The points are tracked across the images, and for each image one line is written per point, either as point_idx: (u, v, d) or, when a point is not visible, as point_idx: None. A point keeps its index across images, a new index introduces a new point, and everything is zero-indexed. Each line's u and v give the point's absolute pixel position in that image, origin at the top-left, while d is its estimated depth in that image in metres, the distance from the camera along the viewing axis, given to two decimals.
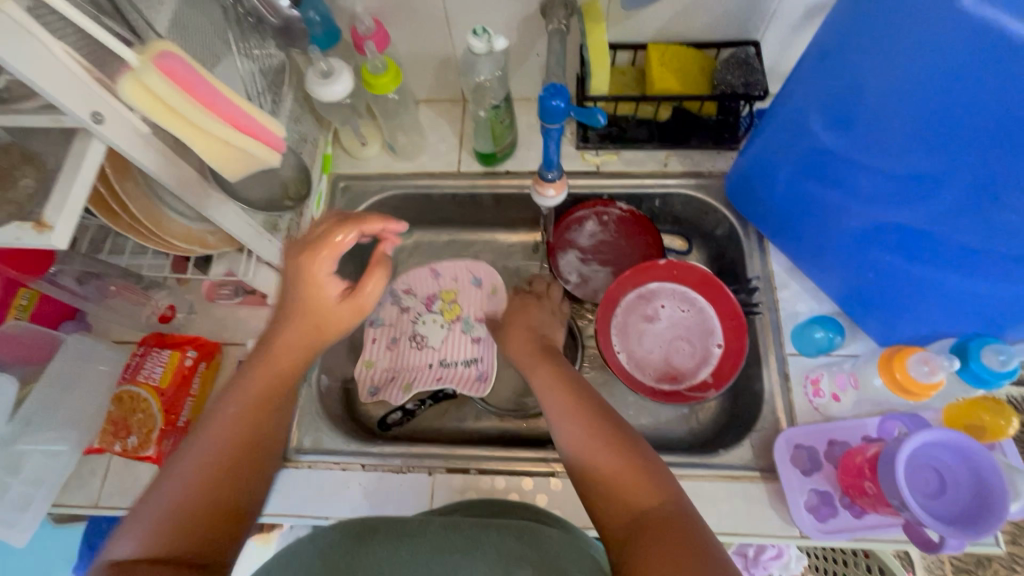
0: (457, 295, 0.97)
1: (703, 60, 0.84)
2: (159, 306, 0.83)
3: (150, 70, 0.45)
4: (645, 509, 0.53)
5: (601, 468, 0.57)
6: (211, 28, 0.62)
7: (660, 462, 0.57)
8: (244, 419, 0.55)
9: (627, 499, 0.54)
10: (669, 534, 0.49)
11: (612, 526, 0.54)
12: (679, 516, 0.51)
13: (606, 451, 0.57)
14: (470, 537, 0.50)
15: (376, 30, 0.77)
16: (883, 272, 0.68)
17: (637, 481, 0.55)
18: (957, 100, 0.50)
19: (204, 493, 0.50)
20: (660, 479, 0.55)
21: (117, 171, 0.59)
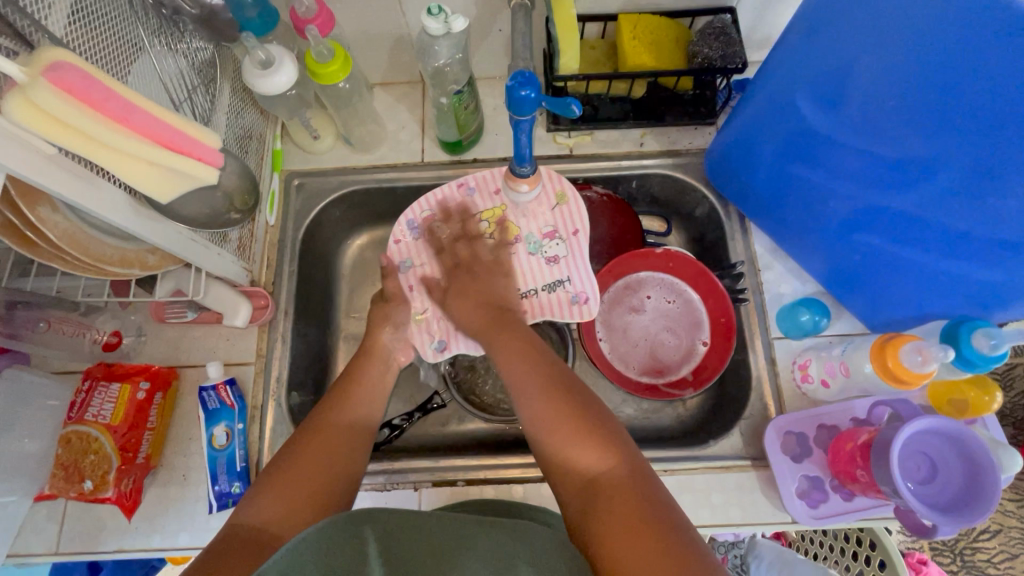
0: (505, 210, 0.78)
1: (677, 31, 0.78)
2: (102, 333, 0.75)
3: (42, 87, 0.38)
4: (597, 476, 0.52)
5: (556, 436, 0.56)
6: (121, 20, 0.54)
7: (618, 429, 0.55)
8: (342, 443, 0.61)
9: (580, 462, 0.54)
10: (627, 500, 0.49)
11: (569, 493, 0.53)
12: (638, 481, 0.51)
13: (559, 419, 0.56)
14: (471, 530, 0.48)
15: (318, 11, 0.68)
16: (871, 255, 0.66)
17: (590, 449, 0.54)
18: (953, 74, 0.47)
19: (307, 495, 0.56)
20: (611, 440, 0.54)
21: (26, 197, 0.51)
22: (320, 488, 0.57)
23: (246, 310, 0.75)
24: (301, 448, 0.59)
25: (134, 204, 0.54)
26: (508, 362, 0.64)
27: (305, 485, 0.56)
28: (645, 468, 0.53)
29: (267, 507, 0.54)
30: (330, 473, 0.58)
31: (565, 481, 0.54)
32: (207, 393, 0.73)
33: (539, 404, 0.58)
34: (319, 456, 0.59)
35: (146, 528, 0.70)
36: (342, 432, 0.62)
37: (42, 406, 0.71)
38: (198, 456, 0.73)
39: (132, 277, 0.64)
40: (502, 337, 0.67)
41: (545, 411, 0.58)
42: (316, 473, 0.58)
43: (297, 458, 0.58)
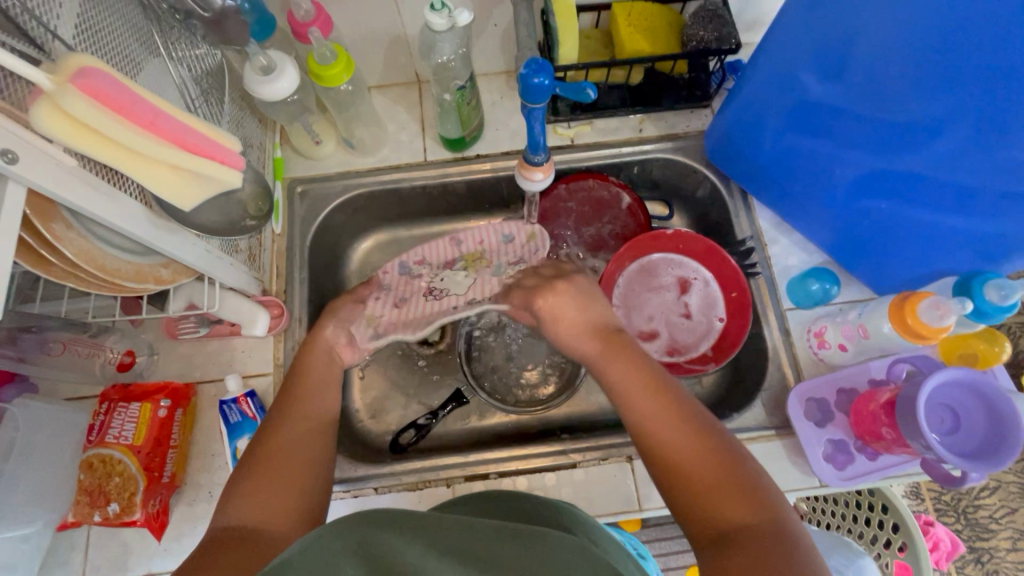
0: (485, 251, 0.85)
1: (670, 16, 0.80)
2: (115, 353, 0.73)
3: (71, 94, 0.37)
4: (742, 530, 0.47)
5: (692, 483, 0.51)
6: (128, 29, 0.53)
7: (771, 487, 0.50)
8: (313, 433, 0.62)
9: (722, 515, 0.48)
10: (772, 560, 0.43)
11: (704, 539, 0.48)
12: (788, 543, 0.45)
13: (696, 461, 0.51)
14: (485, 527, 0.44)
15: (318, 14, 0.68)
16: (876, 220, 0.69)
17: (738, 497, 0.49)
18: (953, 38, 0.49)
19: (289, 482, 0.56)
20: (762, 498, 0.49)
21: (43, 212, 0.49)
22: (296, 475, 0.57)
23: (263, 319, 0.74)
24: (263, 453, 0.58)
25: (150, 213, 0.53)
26: (634, 383, 0.59)
27: (280, 480, 0.56)
28: (796, 532, 0.46)
29: (247, 508, 0.53)
30: (296, 472, 0.57)
31: (698, 528, 0.49)
32: (228, 406, 0.72)
33: (679, 441, 0.53)
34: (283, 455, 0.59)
35: (174, 550, 0.69)
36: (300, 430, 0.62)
37: (57, 433, 0.69)
38: (223, 471, 0.72)
39: (147, 292, 0.62)
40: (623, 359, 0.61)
41: (684, 446, 0.53)
42: (284, 471, 0.57)
43: (262, 461, 0.57)
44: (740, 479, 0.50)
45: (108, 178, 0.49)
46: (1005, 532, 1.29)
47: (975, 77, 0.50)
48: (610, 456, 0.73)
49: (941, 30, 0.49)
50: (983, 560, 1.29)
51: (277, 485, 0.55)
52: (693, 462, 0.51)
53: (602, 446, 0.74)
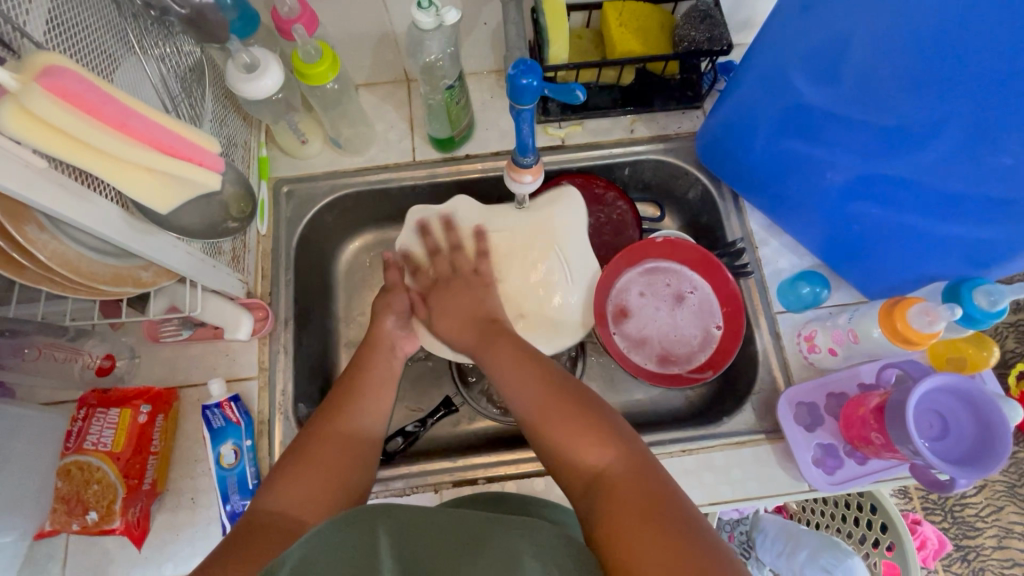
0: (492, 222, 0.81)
1: (662, 16, 0.79)
2: (94, 358, 0.72)
3: (36, 92, 0.36)
4: (606, 473, 0.51)
5: (553, 432, 0.56)
6: (103, 25, 0.51)
7: (623, 426, 0.55)
8: (359, 440, 0.62)
9: (583, 459, 0.53)
10: (634, 488, 0.48)
11: (577, 488, 0.53)
12: (643, 471, 0.50)
13: (560, 420, 0.56)
14: (479, 526, 0.45)
15: (302, 10, 0.66)
16: (866, 224, 0.68)
17: (601, 444, 0.53)
18: (959, 41, 0.48)
19: (329, 482, 0.57)
20: (612, 432, 0.54)
21: (13, 214, 0.47)
22: (338, 479, 0.57)
23: (248, 322, 0.72)
24: (303, 456, 0.58)
25: (127, 217, 0.51)
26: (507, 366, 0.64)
27: (320, 480, 0.56)
28: (649, 459, 0.52)
29: (283, 499, 0.54)
30: (337, 475, 0.58)
31: (573, 484, 0.53)
32: (211, 411, 0.70)
33: (540, 404, 0.58)
34: (330, 459, 0.59)
35: (157, 558, 0.67)
36: (348, 436, 0.62)
37: (36, 439, 0.67)
38: (206, 478, 0.70)
39: (126, 296, 0.60)
40: (498, 345, 0.68)
41: (539, 404, 0.59)
42: (326, 470, 0.57)
43: (305, 462, 0.58)
44: (593, 420, 0.55)
45: (83, 180, 0.47)
46: (990, 530, 1.30)
47: (971, 83, 0.50)
48: None
49: (934, 38, 0.49)
50: (969, 557, 1.30)
51: (314, 485, 0.56)
52: (557, 429, 0.56)
53: None
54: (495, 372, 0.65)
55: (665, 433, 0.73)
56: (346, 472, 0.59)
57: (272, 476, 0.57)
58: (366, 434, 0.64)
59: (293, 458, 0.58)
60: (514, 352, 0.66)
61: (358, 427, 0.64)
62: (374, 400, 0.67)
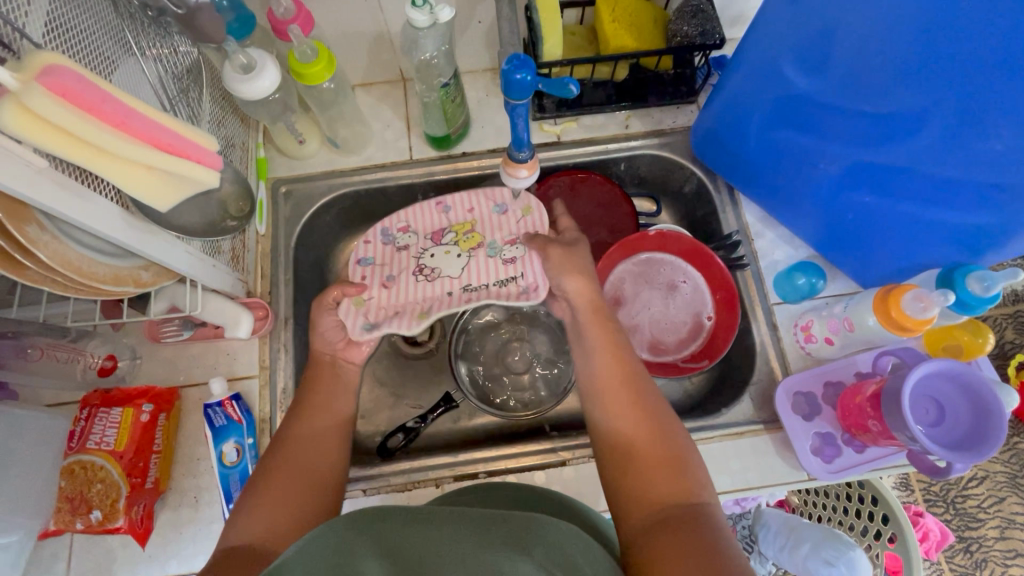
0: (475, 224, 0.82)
1: (655, 11, 0.80)
2: (96, 358, 0.73)
3: (36, 91, 0.37)
4: (669, 505, 0.51)
5: (632, 454, 0.56)
6: (100, 26, 0.51)
7: (698, 465, 0.55)
8: (330, 433, 0.65)
9: (652, 491, 0.53)
10: (689, 537, 0.48)
11: (633, 512, 0.53)
12: (704, 523, 0.49)
13: (640, 441, 0.56)
14: (482, 521, 0.45)
15: (298, 11, 0.67)
16: (859, 213, 0.69)
17: (674, 477, 0.53)
18: (954, 31, 0.48)
19: (306, 481, 0.59)
20: (689, 477, 0.53)
21: (16, 216, 0.47)
22: (314, 478, 0.60)
23: (247, 321, 0.73)
24: (280, 460, 0.61)
25: (127, 216, 0.52)
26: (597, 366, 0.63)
27: (298, 483, 0.59)
28: (714, 514, 0.51)
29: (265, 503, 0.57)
30: (314, 473, 0.61)
31: (629, 503, 0.54)
32: (213, 410, 0.71)
33: (623, 421, 0.58)
34: (300, 460, 0.61)
35: (161, 556, 0.68)
36: (310, 438, 0.64)
37: (38, 441, 0.67)
38: (209, 476, 0.71)
39: (127, 295, 0.61)
40: (595, 333, 0.66)
41: (624, 420, 0.58)
42: (302, 468, 0.60)
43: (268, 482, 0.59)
44: (676, 458, 0.54)
45: (83, 180, 0.47)
46: (993, 520, 1.30)
47: (954, 76, 0.50)
48: None
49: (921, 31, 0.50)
50: (971, 549, 1.30)
51: (295, 486, 0.59)
52: (637, 443, 0.56)
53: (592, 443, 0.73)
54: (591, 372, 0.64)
55: None
56: (322, 468, 0.61)
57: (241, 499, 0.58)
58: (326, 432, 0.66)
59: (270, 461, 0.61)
60: (613, 356, 0.64)
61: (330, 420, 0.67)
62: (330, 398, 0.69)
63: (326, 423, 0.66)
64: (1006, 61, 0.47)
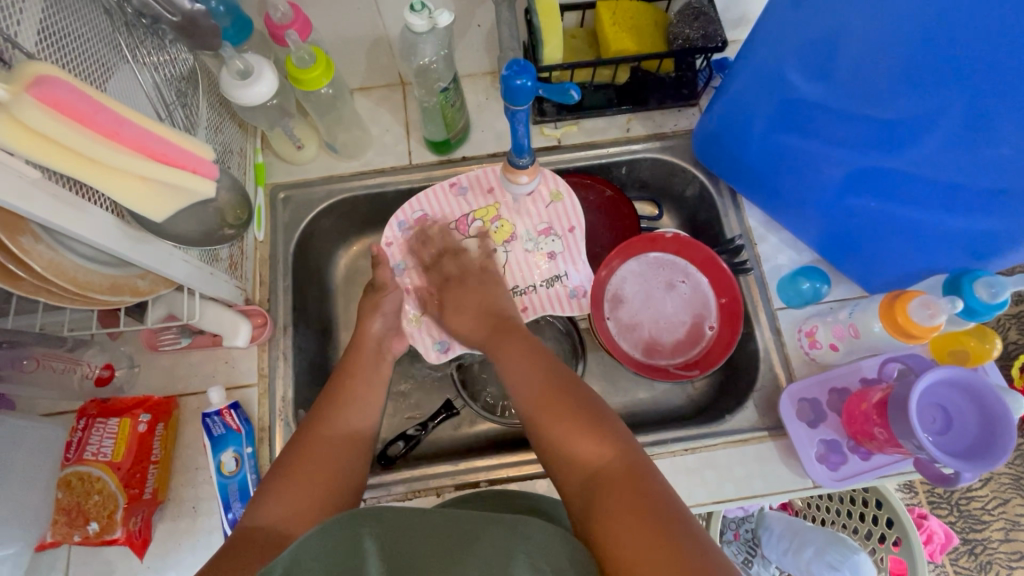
0: (499, 210, 0.84)
1: (656, 14, 0.79)
2: (93, 367, 0.71)
3: (27, 102, 0.36)
4: (598, 470, 0.52)
5: (552, 430, 0.56)
6: (95, 35, 0.51)
7: (616, 422, 0.56)
8: (354, 444, 0.63)
9: (580, 458, 0.53)
10: (629, 486, 0.49)
11: (570, 484, 0.54)
12: (639, 471, 0.51)
13: (555, 417, 0.56)
14: (475, 526, 0.45)
15: (295, 16, 0.66)
16: (864, 219, 0.68)
17: (594, 440, 0.54)
18: (958, 34, 0.47)
19: (324, 491, 0.57)
20: (611, 432, 0.54)
21: (10, 225, 0.47)
22: (331, 488, 0.58)
23: (246, 330, 0.72)
24: (297, 465, 0.58)
25: (123, 226, 0.51)
26: (511, 360, 0.64)
27: (312, 490, 0.57)
28: (645, 460, 0.53)
29: (279, 506, 0.55)
30: (333, 482, 0.58)
31: (568, 480, 0.54)
32: (211, 419, 0.70)
33: (536, 404, 0.58)
34: (319, 466, 0.59)
35: (159, 567, 0.67)
36: (334, 444, 0.61)
37: (35, 452, 0.66)
38: (208, 486, 0.70)
39: (123, 305, 0.60)
40: (503, 340, 0.68)
41: (538, 400, 0.59)
42: (320, 476, 0.58)
43: (290, 479, 0.57)
44: (593, 420, 0.55)
45: (77, 190, 0.47)
46: (997, 522, 1.29)
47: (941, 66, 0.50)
48: None
49: (924, 35, 0.49)
50: (976, 551, 1.29)
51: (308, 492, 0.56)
52: (550, 422, 0.57)
53: None
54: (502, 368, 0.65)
55: (667, 432, 0.73)
56: (340, 476, 0.59)
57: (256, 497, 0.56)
58: (352, 435, 0.63)
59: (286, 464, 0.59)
60: (519, 350, 0.65)
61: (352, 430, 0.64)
62: (357, 404, 0.67)
63: (348, 434, 0.63)
64: (938, 19, 0.48)
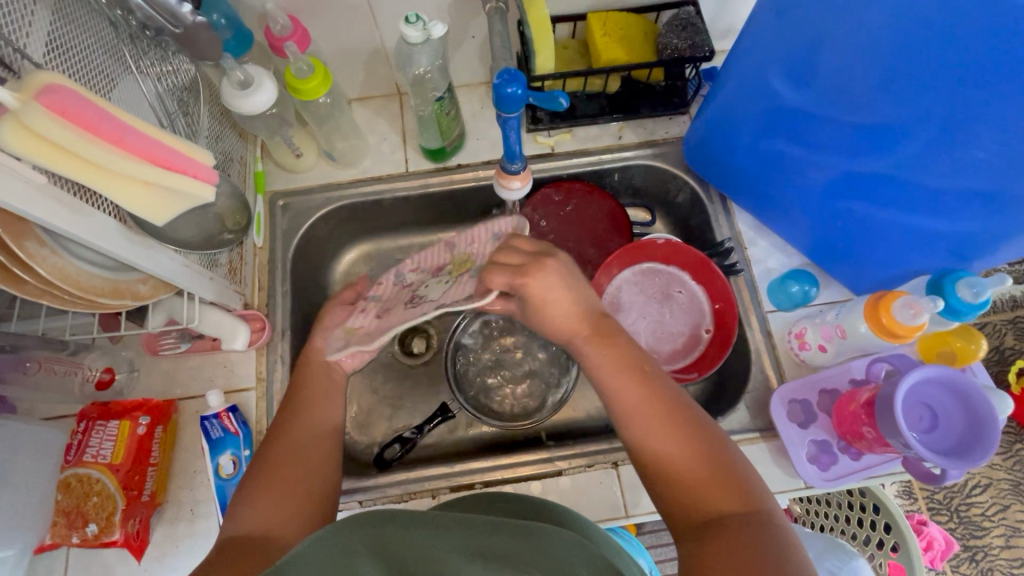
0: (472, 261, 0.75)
1: (646, 25, 0.81)
2: (94, 371, 0.73)
3: (35, 110, 0.38)
4: (721, 517, 0.49)
5: (671, 466, 0.53)
6: (100, 46, 0.53)
7: (749, 473, 0.52)
8: (324, 438, 0.64)
9: (703, 504, 0.51)
10: (753, 542, 0.46)
11: (684, 527, 0.51)
12: (766, 527, 0.47)
13: (680, 451, 0.53)
14: (485, 535, 0.38)
15: (294, 28, 0.69)
16: (850, 222, 0.70)
17: (722, 486, 0.51)
18: (937, 43, 0.49)
19: (301, 485, 0.58)
20: (739, 484, 0.51)
21: (14, 229, 0.48)
22: (306, 484, 0.59)
23: (244, 333, 0.73)
24: (270, 467, 0.60)
25: (125, 230, 0.53)
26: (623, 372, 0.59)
27: (288, 490, 0.57)
28: (775, 516, 0.49)
29: (256, 510, 0.55)
30: (310, 477, 0.60)
31: (680, 520, 0.51)
32: (210, 422, 0.71)
33: (660, 430, 0.55)
34: (291, 461, 0.60)
35: (157, 569, 0.68)
36: (304, 438, 0.63)
37: (36, 454, 0.67)
38: (205, 489, 0.71)
39: (124, 309, 0.61)
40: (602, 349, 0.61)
41: (663, 432, 0.55)
42: (298, 475, 0.59)
43: (264, 485, 0.58)
44: (724, 468, 0.52)
45: (80, 195, 0.48)
46: (997, 528, 1.29)
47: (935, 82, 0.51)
48: (596, 462, 0.73)
49: (996, 54, 0.47)
50: (977, 557, 1.28)
51: (284, 492, 0.57)
52: (665, 446, 0.54)
53: (588, 453, 0.74)
54: (603, 380, 0.60)
55: None
56: (312, 469, 0.61)
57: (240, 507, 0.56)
58: (322, 432, 0.65)
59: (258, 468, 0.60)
60: (629, 357, 0.60)
61: (322, 424, 0.66)
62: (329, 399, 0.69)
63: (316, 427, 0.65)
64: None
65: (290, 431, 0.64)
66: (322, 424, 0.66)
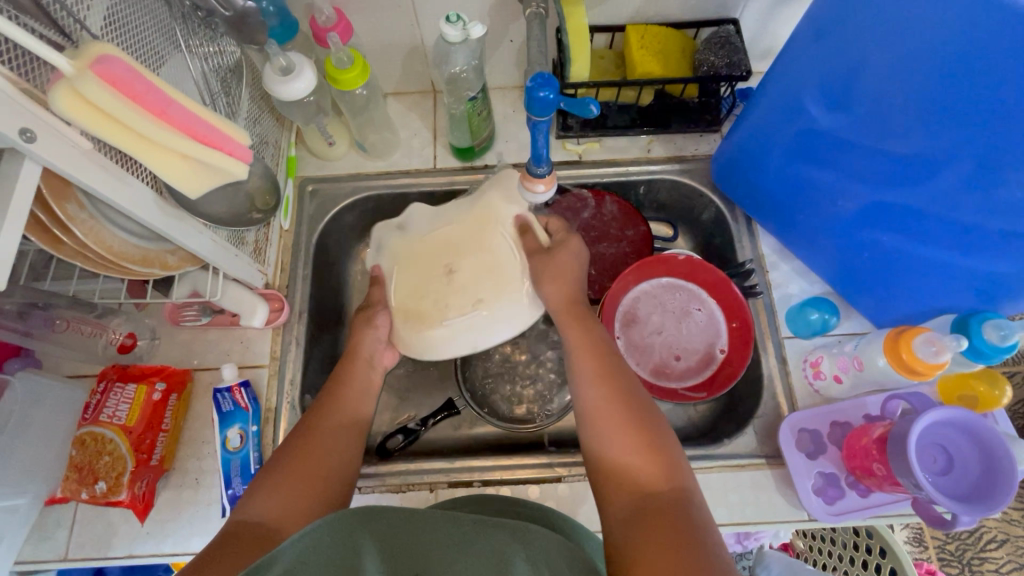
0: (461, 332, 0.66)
1: (685, 41, 0.81)
2: (117, 334, 0.74)
3: (88, 78, 0.40)
4: (651, 493, 0.51)
5: (611, 447, 0.56)
6: (152, 22, 0.55)
7: (676, 456, 0.55)
8: (348, 431, 0.64)
9: (635, 481, 0.53)
10: (676, 518, 0.48)
11: (619, 504, 0.52)
12: (686, 507, 0.50)
13: (624, 431, 0.56)
14: (472, 529, 0.46)
15: (338, 20, 0.70)
16: (876, 254, 0.69)
17: (652, 464, 0.54)
18: (986, 74, 0.48)
19: (316, 477, 0.58)
20: (669, 465, 0.54)
21: (57, 192, 0.50)
22: (323, 480, 0.58)
23: (262, 311, 0.76)
24: (293, 453, 0.60)
25: (161, 202, 0.54)
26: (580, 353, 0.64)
27: (299, 485, 0.57)
28: (698, 498, 0.51)
29: (272, 499, 0.55)
30: (326, 471, 0.59)
31: (614, 497, 0.53)
32: (222, 395, 0.73)
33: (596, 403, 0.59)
34: (316, 452, 0.60)
35: (158, 532, 0.69)
36: (332, 430, 0.63)
37: (55, 409, 0.70)
38: (211, 459, 0.73)
39: (151, 276, 0.63)
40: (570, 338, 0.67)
41: (609, 420, 0.57)
42: (316, 469, 0.59)
43: (283, 473, 0.58)
44: (658, 449, 0.55)
45: (121, 163, 0.50)
46: None
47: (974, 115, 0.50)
48: None
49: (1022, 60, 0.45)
50: None
51: (302, 484, 0.57)
52: (608, 422, 0.57)
53: None
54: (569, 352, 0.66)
55: None
56: (332, 463, 0.60)
57: (251, 487, 0.57)
58: (349, 424, 0.65)
59: (287, 454, 0.60)
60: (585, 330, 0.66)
61: (351, 418, 0.66)
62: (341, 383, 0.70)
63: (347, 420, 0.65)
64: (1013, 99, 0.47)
65: (324, 421, 0.64)
66: (350, 419, 0.66)
